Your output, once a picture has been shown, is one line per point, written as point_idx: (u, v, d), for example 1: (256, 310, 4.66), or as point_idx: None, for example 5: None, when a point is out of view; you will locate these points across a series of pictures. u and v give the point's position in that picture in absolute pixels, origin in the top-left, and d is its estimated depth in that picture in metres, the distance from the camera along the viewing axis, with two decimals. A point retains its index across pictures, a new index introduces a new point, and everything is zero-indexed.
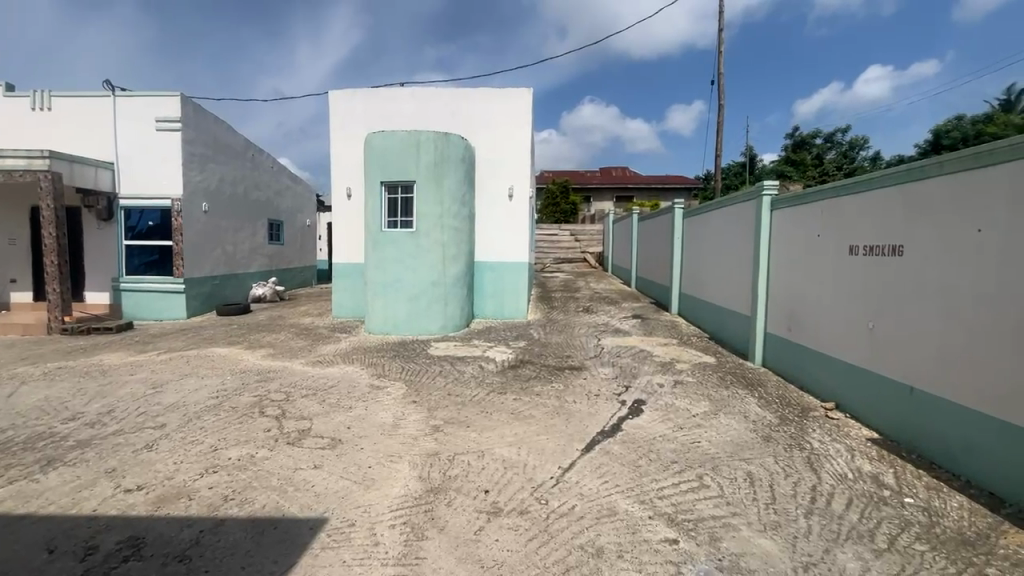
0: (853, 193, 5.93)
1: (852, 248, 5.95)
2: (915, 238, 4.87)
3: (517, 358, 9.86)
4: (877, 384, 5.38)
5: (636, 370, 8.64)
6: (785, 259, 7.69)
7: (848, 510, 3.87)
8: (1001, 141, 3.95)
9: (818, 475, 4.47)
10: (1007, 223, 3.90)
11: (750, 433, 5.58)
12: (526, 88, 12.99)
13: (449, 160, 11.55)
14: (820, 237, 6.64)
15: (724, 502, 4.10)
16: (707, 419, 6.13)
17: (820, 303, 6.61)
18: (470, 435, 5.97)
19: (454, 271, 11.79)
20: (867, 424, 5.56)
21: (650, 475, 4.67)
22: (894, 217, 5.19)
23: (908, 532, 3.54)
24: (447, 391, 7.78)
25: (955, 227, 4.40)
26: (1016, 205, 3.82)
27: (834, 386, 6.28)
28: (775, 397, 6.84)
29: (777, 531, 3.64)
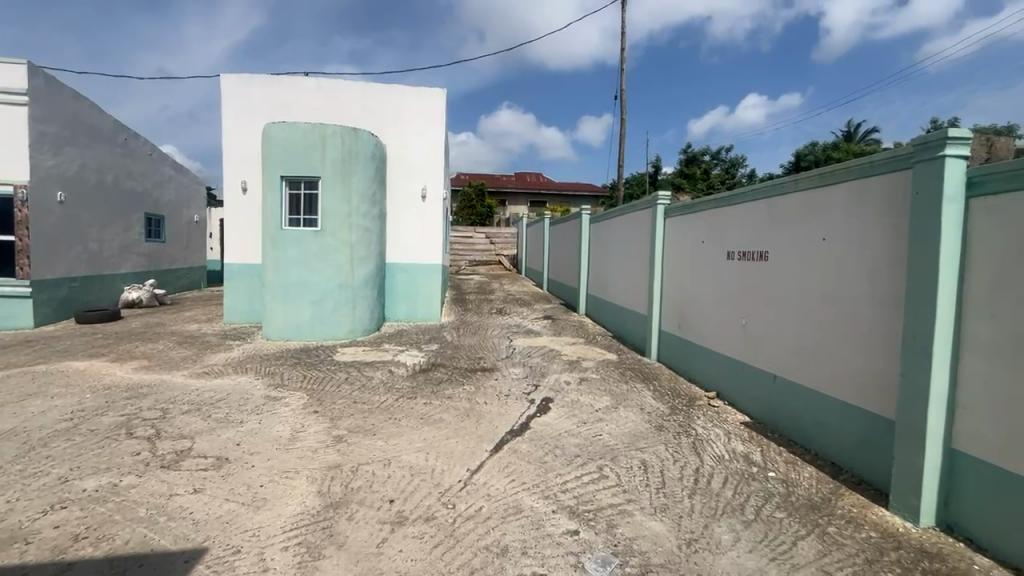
0: (731, 205, 6.66)
1: (728, 254, 6.68)
2: (778, 244, 5.58)
3: (429, 361, 9.67)
4: (749, 374, 6.08)
5: (545, 369, 8.91)
6: (676, 263, 8.41)
7: (724, 487, 4.32)
8: (839, 165, 4.68)
9: (700, 458, 4.93)
10: (842, 233, 4.62)
11: (645, 423, 6.03)
12: (438, 88, 12.83)
13: (358, 157, 10.96)
14: (705, 243, 7.36)
15: (621, 490, 4.36)
16: (608, 412, 6.51)
17: (703, 302, 7.33)
18: (375, 443, 5.72)
19: (363, 273, 11.23)
20: (742, 410, 6.25)
21: (555, 470, 4.83)
22: (762, 226, 5.90)
23: (770, 502, 4.04)
24: (353, 399, 7.38)
25: (807, 235, 5.11)
26: (850, 218, 4.53)
27: (715, 377, 7.00)
28: (667, 388, 7.47)
29: (665, 512, 3.95)
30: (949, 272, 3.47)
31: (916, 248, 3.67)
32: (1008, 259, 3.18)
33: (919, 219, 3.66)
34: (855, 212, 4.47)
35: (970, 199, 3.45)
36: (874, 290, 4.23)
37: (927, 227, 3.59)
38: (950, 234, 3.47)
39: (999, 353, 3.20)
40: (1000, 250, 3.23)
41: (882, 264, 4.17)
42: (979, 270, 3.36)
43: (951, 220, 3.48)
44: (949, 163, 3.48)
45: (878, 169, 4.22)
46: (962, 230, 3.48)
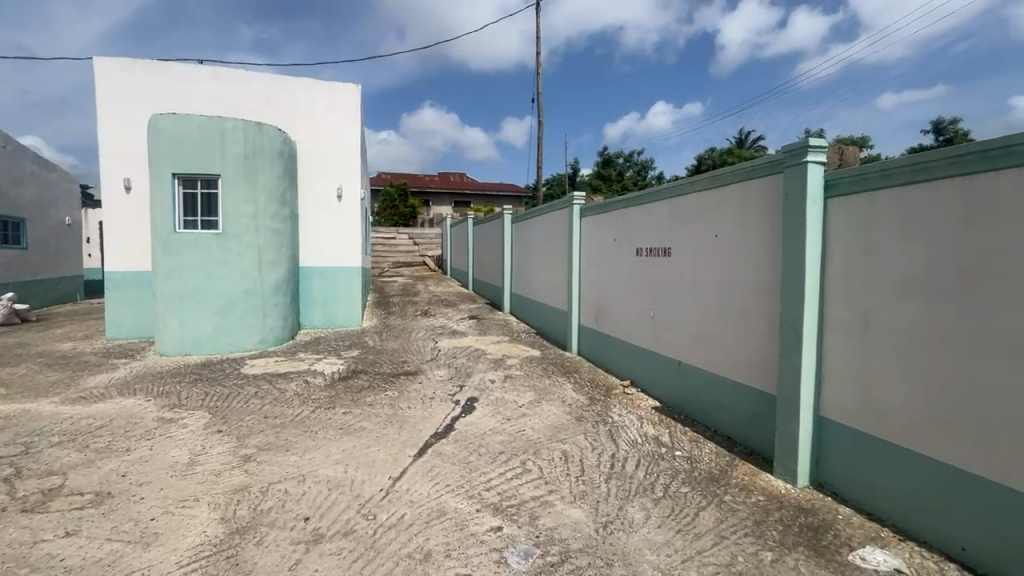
0: (638, 206, 7.11)
1: (637, 250, 7.13)
2: (679, 241, 6.06)
3: (349, 368, 9.24)
4: (658, 362, 6.53)
5: (470, 370, 8.90)
6: (592, 260, 8.81)
7: (636, 469, 4.61)
8: (726, 168, 5.17)
9: (616, 444, 5.22)
10: (731, 231, 5.12)
11: (566, 415, 6.26)
12: (352, 84, 12.27)
13: (264, 154, 10.13)
14: (617, 241, 7.78)
15: (543, 482, 4.49)
16: (531, 408, 6.66)
17: (617, 297, 7.75)
18: (289, 460, 5.34)
19: (274, 278, 10.42)
20: (652, 395, 6.70)
21: (480, 469, 4.85)
22: (665, 225, 6.38)
23: (676, 479, 4.38)
24: (263, 414, 6.84)
25: (702, 232, 5.60)
26: (737, 217, 5.03)
27: (628, 366, 7.44)
28: (586, 380, 7.81)
29: (584, 499, 4.13)
30: (813, 263, 3.99)
31: (789, 242, 4.17)
32: (857, 251, 3.72)
33: (790, 218, 4.16)
34: (741, 211, 4.98)
35: (827, 200, 3.99)
36: (757, 281, 4.74)
37: (797, 224, 4.09)
38: (813, 229, 3.99)
39: (852, 332, 3.74)
40: (851, 243, 3.77)
41: (762, 257, 4.68)
42: (836, 261, 3.90)
43: (815, 218, 4.00)
44: (811, 167, 4.00)
45: (757, 173, 4.73)
46: (823, 226, 4.01)
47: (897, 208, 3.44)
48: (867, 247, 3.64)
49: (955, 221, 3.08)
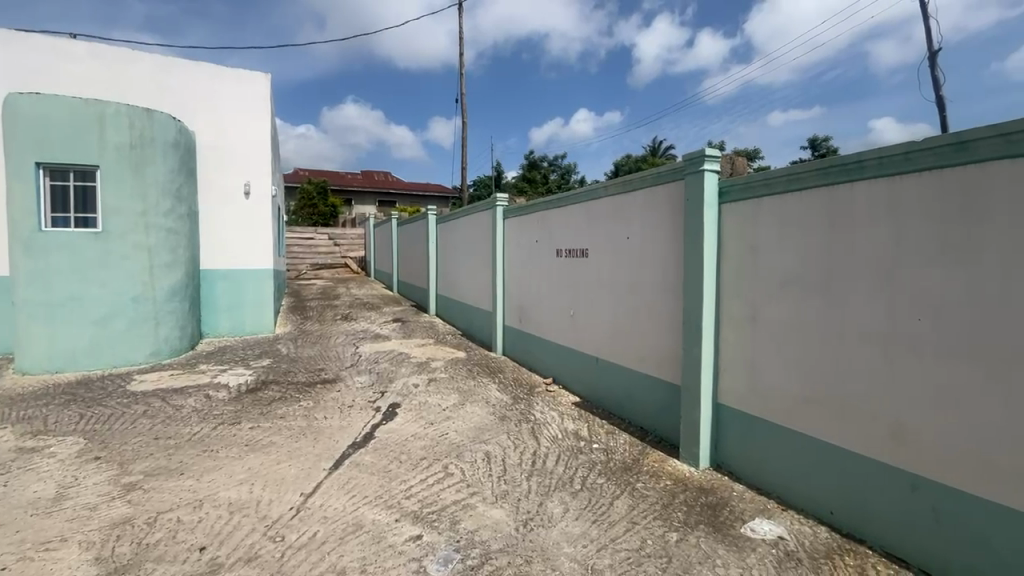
0: (557, 208, 7.32)
1: (557, 251, 7.33)
2: (595, 243, 6.32)
3: (258, 379, 8.52)
4: (578, 359, 6.76)
5: (392, 375, 8.60)
6: (515, 261, 8.93)
7: (556, 464, 4.74)
8: (635, 174, 5.47)
9: (537, 441, 5.33)
10: (640, 233, 5.43)
11: (489, 416, 6.27)
12: (261, 73, 11.36)
13: (153, 144, 9.02)
14: (539, 242, 7.95)
15: (466, 485, 4.45)
16: (455, 410, 6.58)
17: (540, 297, 7.93)
18: (183, 484, 4.80)
19: (168, 283, 9.33)
20: (573, 391, 6.92)
21: (400, 477, 4.70)
22: (583, 227, 6.62)
23: (594, 471, 4.56)
24: (153, 436, 6.09)
25: (615, 234, 5.88)
26: (645, 221, 5.34)
27: (551, 364, 7.62)
28: (511, 380, 7.88)
29: (505, 498, 4.15)
30: (710, 262, 4.35)
31: (690, 243, 4.51)
32: (746, 252, 4.11)
33: (690, 222, 4.50)
34: (649, 214, 5.29)
35: (721, 205, 4.37)
36: (664, 280, 5.07)
37: (696, 226, 4.43)
38: (710, 231, 4.35)
39: (743, 327, 4.12)
40: (741, 244, 4.16)
41: (668, 257, 5.00)
42: (729, 260, 4.28)
43: (711, 222, 4.36)
44: (706, 175, 4.36)
45: (662, 179, 5.06)
46: (717, 229, 4.38)
47: (777, 213, 3.84)
48: (754, 249, 4.03)
49: (822, 225, 3.50)
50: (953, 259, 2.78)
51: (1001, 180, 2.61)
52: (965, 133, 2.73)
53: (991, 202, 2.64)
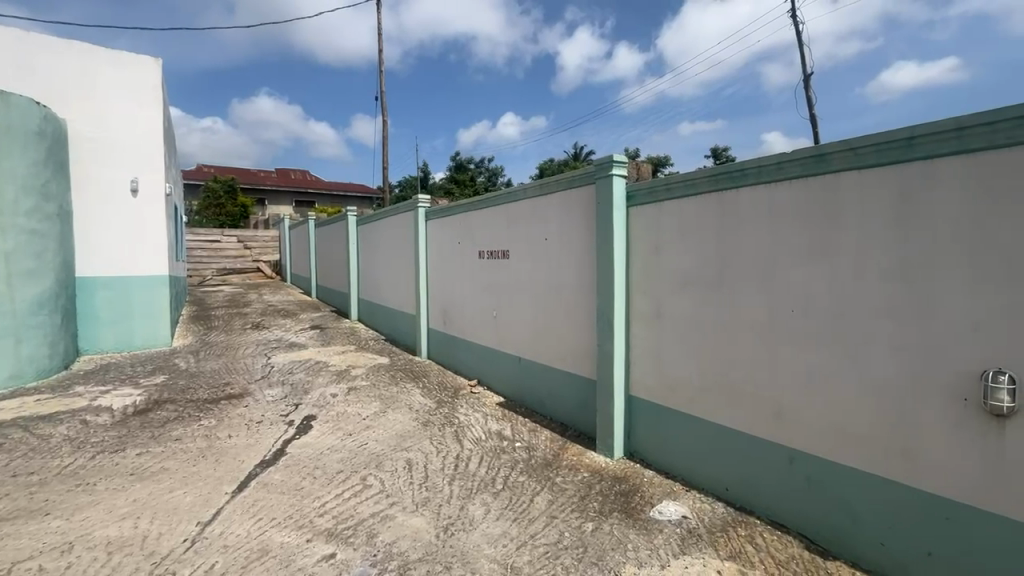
0: (478, 209, 7.32)
1: (479, 253, 7.34)
2: (515, 245, 6.42)
3: (149, 398, 7.60)
4: (502, 360, 6.81)
5: (308, 385, 8.09)
6: (438, 264, 8.80)
7: (479, 466, 4.73)
8: (552, 178, 5.62)
9: (461, 445, 5.29)
10: (557, 234, 5.59)
11: (412, 422, 6.12)
12: (151, 58, 10.17)
13: (10, 131, 7.68)
14: (461, 244, 7.91)
15: (385, 495, 4.29)
16: (376, 419, 6.34)
17: (463, 299, 7.89)
18: (48, 527, 4.12)
19: (32, 293, 8.00)
20: (498, 392, 6.96)
21: (313, 493, 4.43)
22: (503, 230, 6.68)
23: (515, 469, 4.61)
24: (10, 473, 5.18)
25: (534, 236, 6.01)
26: (561, 223, 5.51)
27: (476, 365, 7.61)
28: (435, 384, 7.75)
29: (426, 506, 4.06)
30: (619, 262, 4.59)
31: (602, 244, 4.71)
32: (652, 252, 4.38)
33: (601, 224, 4.71)
34: (565, 216, 5.46)
35: (629, 208, 4.62)
36: (580, 279, 5.25)
37: (607, 228, 4.65)
38: (618, 232, 4.59)
39: (650, 322, 4.40)
40: (647, 245, 4.43)
41: (583, 258, 5.19)
42: (637, 260, 4.54)
43: (620, 224, 4.60)
44: (615, 179, 4.59)
45: (576, 183, 5.25)
46: (626, 230, 4.63)
47: (677, 215, 4.13)
48: (658, 249, 4.32)
49: (714, 226, 3.82)
50: (818, 257, 3.15)
51: (852, 188, 2.98)
52: (824, 146, 3.10)
53: (844, 207, 3.02)
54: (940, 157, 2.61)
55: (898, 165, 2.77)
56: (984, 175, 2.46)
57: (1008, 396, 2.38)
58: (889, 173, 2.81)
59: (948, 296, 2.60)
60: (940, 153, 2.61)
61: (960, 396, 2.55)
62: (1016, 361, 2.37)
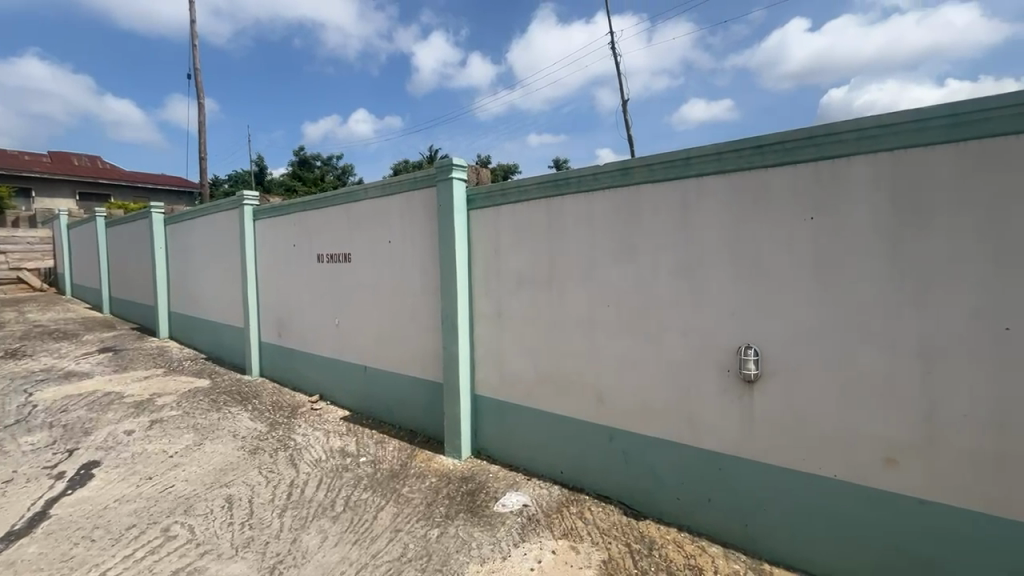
0: (315, 210, 6.71)
1: (318, 256, 6.73)
2: (357, 247, 6.04)
3: None
4: (346, 371, 6.36)
5: (90, 424, 6.42)
6: (271, 269, 7.83)
7: (317, 490, 4.31)
8: (394, 177, 5.42)
9: (296, 469, 4.77)
10: (401, 236, 5.41)
11: (236, 452, 5.30)
12: None
13: None
14: (297, 246, 7.16)
15: (195, 545, 3.62)
16: (187, 454, 5.34)
17: (301, 307, 7.17)
18: None
19: None
20: (343, 405, 6.48)
21: (89, 561, 3.51)
22: (344, 232, 6.23)
23: (359, 487, 4.32)
24: None
25: (377, 238, 5.73)
26: (405, 225, 5.36)
27: (317, 379, 6.97)
28: (268, 404, 6.87)
29: (249, 547, 3.54)
30: (461, 265, 4.64)
31: (443, 247, 4.71)
32: (491, 254, 4.52)
33: (443, 226, 4.71)
34: (408, 218, 5.31)
35: (470, 211, 4.70)
36: (423, 283, 5.17)
37: (448, 232, 4.66)
38: (460, 235, 4.64)
39: (491, 322, 4.54)
40: (486, 248, 4.57)
41: (427, 261, 5.12)
42: (478, 262, 4.64)
43: (460, 227, 4.65)
44: (455, 183, 4.63)
45: (418, 184, 5.15)
46: (467, 233, 4.71)
47: (512, 219, 4.34)
48: (496, 252, 4.49)
49: (544, 230, 4.11)
50: (625, 258, 3.61)
51: (648, 198, 3.48)
52: (627, 161, 3.56)
53: (643, 215, 3.51)
54: (706, 175, 3.20)
55: (679, 181, 3.32)
56: (735, 190, 3.08)
57: (754, 365, 3.03)
58: (673, 187, 3.35)
59: (715, 289, 3.19)
60: (707, 171, 3.19)
61: (725, 368, 3.16)
62: (759, 338, 3.02)
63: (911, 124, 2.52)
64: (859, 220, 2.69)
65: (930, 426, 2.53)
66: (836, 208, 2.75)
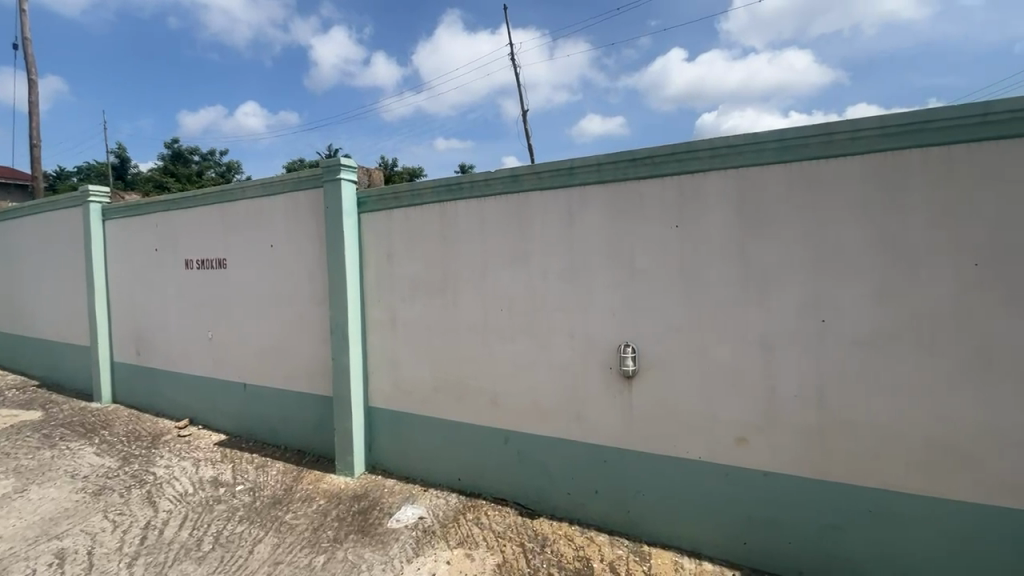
0: (182, 210, 5.92)
1: (186, 263, 5.94)
2: (233, 252, 5.44)
3: None
4: (222, 391, 5.68)
5: None
6: (127, 278, 6.76)
7: (180, 530, 3.77)
8: (276, 175, 4.97)
9: (154, 508, 4.13)
10: (285, 241, 4.98)
11: (73, 495, 4.45)
12: None
13: None
14: (159, 251, 6.25)
15: None
16: (3, 505, 4.36)
17: (165, 320, 6.27)
18: None
19: None
20: (218, 429, 5.78)
21: None
22: (218, 235, 5.58)
23: (233, 520, 3.86)
24: None
25: (257, 242, 5.22)
26: (289, 228, 4.94)
27: (186, 401, 6.14)
28: (121, 435, 5.89)
29: None
30: (352, 270, 4.40)
31: (331, 252, 4.43)
32: (384, 260, 4.35)
33: (331, 230, 4.43)
34: (293, 221, 4.91)
35: (361, 215, 4.48)
36: (311, 290, 4.81)
37: (336, 236, 4.40)
38: (350, 239, 4.40)
39: (385, 329, 4.36)
40: (379, 253, 4.38)
41: (314, 267, 4.77)
42: (370, 268, 4.44)
43: (351, 230, 4.41)
44: (343, 184, 4.38)
45: (303, 185, 4.79)
46: (358, 237, 4.48)
47: (406, 224, 4.22)
48: (389, 257, 4.32)
49: (438, 235, 4.05)
50: (517, 263, 3.69)
51: (537, 205, 3.59)
52: (517, 168, 3.64)
53: (532, 222, 3.62)
54: (588, 185, 3.39)
55: (565, 190, 3.48)
56: (613, 200, 3.31)
57: (632, 361, 3.25)
58: (560, 195, 3.50)
59: (598, 291, 3.39)
60: (589, 181, 3.39)
61: (608, 366, 3.36)
62: (636, 337, 3.27)
63: (752, 146, 2.90)
64: (714, 228, 3.03)
65: (772, 408, 2.92)
66: (697, 218, 3.07)
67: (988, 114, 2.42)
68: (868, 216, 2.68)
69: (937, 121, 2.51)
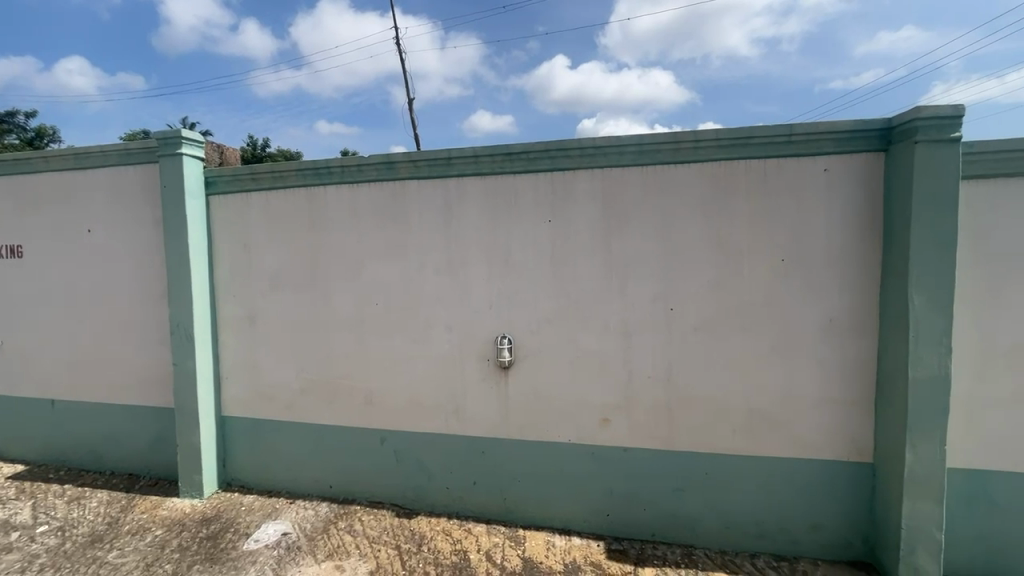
0: None
1: None
2: (33, 238, 4.37)
3: None
4: (19, 411, 4.54)
5: None
6: None
7: None
8: (93, 146, 4.08)
9: None
10: (107, 225, 4.13)
11: None
12: None
13: None
14: None
15: None
16: None
17: None
18: None
19: None
20: (14, 459, 4.61)
21: None
22: (10, 216, 4.43)
23: (29, 570, 3.10)
24: None
25: (67, 226, 4.25)
26: (112, 209, 4.11)
27: None
28: None
29: None
30: (198, 261, 3.81)
31: (169, 239, 3.78)
32: (239, 249, 3.84)
33: (169, 213, 3.78)
34: (118, 202, 4.09)
35: (209, 197, 3.90)
36: (144, 285, 4.06)
37: (176, 221, 3.76)
38: (195, 225, 3.80)
39: (241, 328, 3.87)
40: (233, 242, 3.86)
41: (147, 257, 4.03)
42: (222, 259, 3.89)
43: (197, 214, 3.82)
44: (185, 160, 3.75)
45: (132, 159, 4.00)
46: (206, 223, 3.90)
47: (265, 210, 3.77)
48: (245, 246, 3.83)
49: (305, 223, 3.69)
50: (392, 254, 3.52)
51: (414, 194, 3.46)
52: (392, 155, 3.45)
53: (409, 212, 3.48)
54: (466, 177, 3.36)
55: (442, 180, 3.40)
56: (490, 193, 3.33)
57: (508, 353, 3.30)
58: (437, 185, 3.42)
59: (475, 284, 3.39)
60: (466, 173, 3.36)
61: (485, 358, 3.38)
62: (512, 329, 3.34)
63: (615, 148, 3.12)
64: (582, 224, 3.22)
65: (631, 390, 3.20)
66: (567, 214, 3.23)
67: (793, 134, 2.91)
68: (705, 217, 3.06)
69: (757, 137, 2.95)
